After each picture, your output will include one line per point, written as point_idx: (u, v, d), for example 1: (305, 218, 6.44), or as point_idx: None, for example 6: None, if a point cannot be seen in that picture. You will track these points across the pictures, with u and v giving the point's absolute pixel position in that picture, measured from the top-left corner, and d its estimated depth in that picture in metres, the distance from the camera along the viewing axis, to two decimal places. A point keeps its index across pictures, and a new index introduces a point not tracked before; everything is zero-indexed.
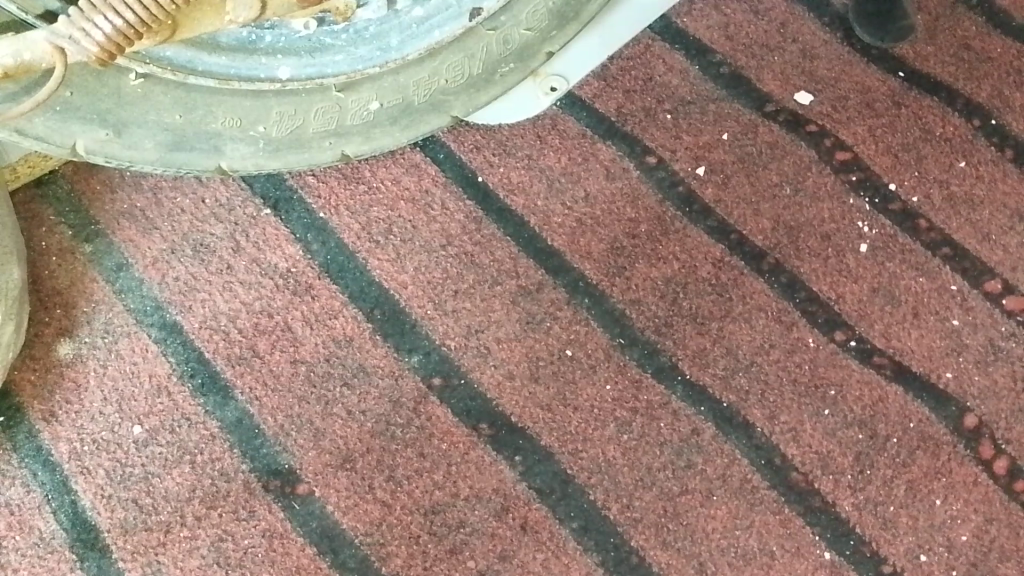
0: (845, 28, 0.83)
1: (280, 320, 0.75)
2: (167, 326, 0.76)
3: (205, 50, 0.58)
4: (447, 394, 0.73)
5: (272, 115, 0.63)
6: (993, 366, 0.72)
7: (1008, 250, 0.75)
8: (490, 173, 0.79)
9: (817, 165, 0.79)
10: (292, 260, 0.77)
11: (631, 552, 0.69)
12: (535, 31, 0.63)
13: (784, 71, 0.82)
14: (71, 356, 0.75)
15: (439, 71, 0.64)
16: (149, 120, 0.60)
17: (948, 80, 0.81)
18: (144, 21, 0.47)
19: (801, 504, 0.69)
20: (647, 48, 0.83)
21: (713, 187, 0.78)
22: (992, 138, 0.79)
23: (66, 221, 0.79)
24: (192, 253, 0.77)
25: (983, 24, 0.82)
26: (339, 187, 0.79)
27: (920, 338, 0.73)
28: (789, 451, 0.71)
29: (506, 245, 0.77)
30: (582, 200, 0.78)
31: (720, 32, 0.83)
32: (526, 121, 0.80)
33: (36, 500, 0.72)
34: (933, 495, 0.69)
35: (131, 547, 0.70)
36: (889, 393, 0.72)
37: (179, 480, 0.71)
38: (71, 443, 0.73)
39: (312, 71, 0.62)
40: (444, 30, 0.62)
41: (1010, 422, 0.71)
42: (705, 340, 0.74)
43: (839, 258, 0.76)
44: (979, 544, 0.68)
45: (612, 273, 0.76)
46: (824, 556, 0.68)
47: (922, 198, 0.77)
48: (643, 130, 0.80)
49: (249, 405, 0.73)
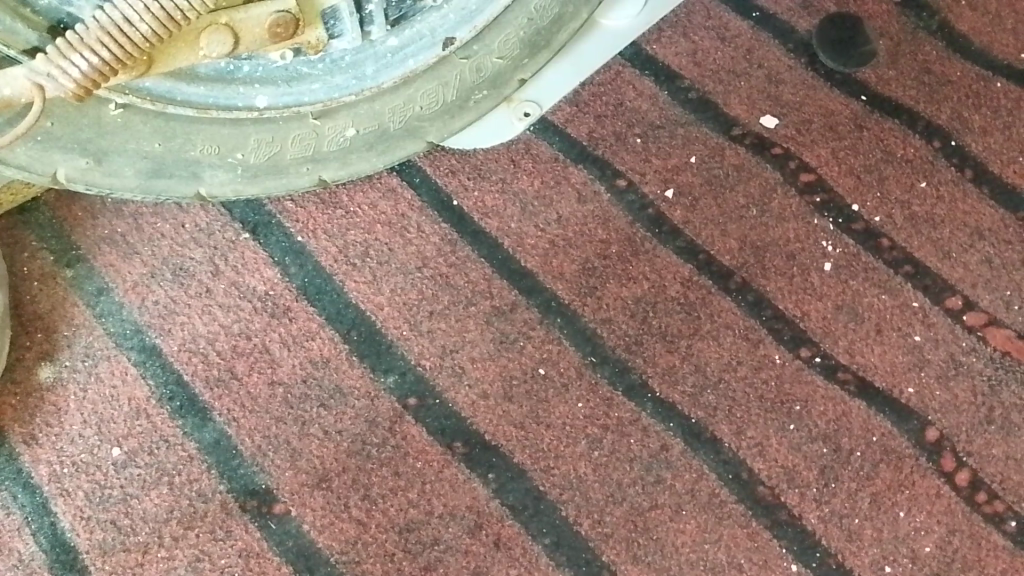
0: (808, 54, 0.86)
1: (258, 341, 0.77)
2: (147, 349, 0.77)
3: (184, 80, 0.59)
4: (422, 414, 0.74)
5: (250, 142, 0.64)
6: (954, 381, 0.74)
7: (968, 268, 0.78)
8: (464, 197, 0.82)
9: (782, 187, 0.81)
10: (270, 283, 0.79)
11: (603, 567, 0.70)
12: (507, 59, 0.67)
13: (750, 96, 0.84)
14: (52, 379, 0.76)
15: (413, 99, 0.66)
16: (129, 148, 0.61)
17: (909, 103, 0.83)
18: (120, 58, 0.50)
19: (768, 517, 0.71)
20: (618, 74, 0.86)
21: (681, 209, 0.80)
22: (952, 159, 0.81)
23: (48, 247, 0.80)
24: (171, 276, 0.79)
25: (943, 48, 0.85)
26: (317, 212, 0.81)
27: (883, 354, 0.75)
28: (755, 465, 0.72)
29: (480, 266, 0.79)
30: (554, 222, 0.80)
31: (688, 58, 0.86)
32: (500, 146, 0.83)
33: (16, 521, 0.72)
34: (897, 508, 0.71)
35: (110, 567, 0.71)
36: (853, 409, 0.74)
37: (157, 501, 0.72)
38: (52, 465, 0.74)
39: (289, 100, 0.63)
40: (419, 59, 0.64)
41: (970, 435, 0.73)
42: (674, 358, 0.75)
43: (803, 277, 0.78)
44: (942, 554, 0.70)
45: (584, 293, 0.78)
46: (791, 568, 0.70)
47: (885, 218, 0.80)
48: (613, 154, 0.83)
49: (227, 426, 0.74)
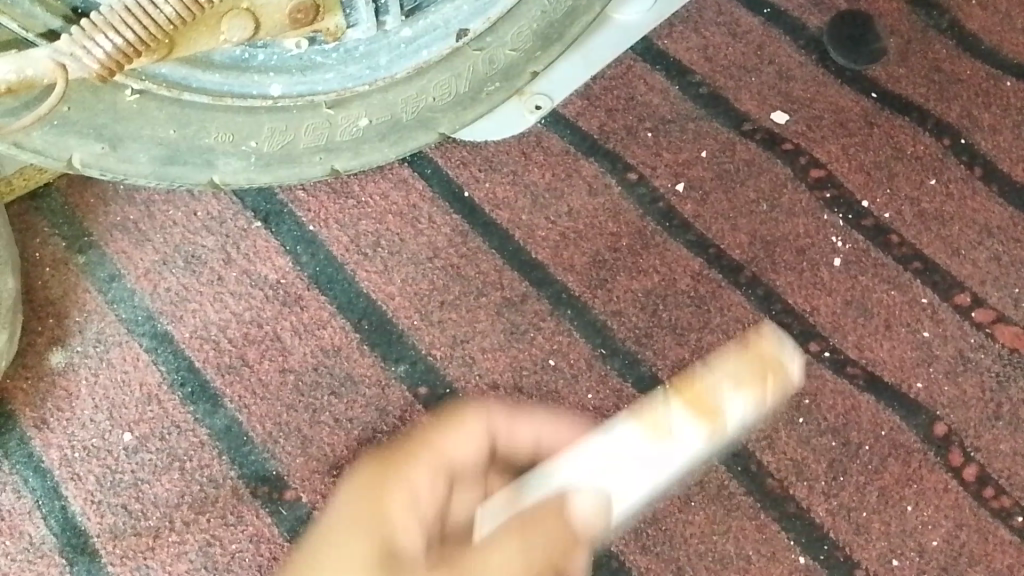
0: (819, 51, 0.86)
1: (269, 329, 0.77)
2: (158, 335, 0.77)
3: (199, 67, 0.60)
4: (432, 403, 0.74)
5: (264, 131, 0.65)
6: (962, 376, 0.75)
7: (977, 265, 0.78)
8: (476, 188, 0.82)
9: (792, 182, 0.81)
10: (282, 272, 0.79)
11: (612, 557, 0.70)
12: (521, 51, 0.67)
13: (761, 92, 0.85)
14: (62, 364, 0.76)
15: (427, 90, 0.67)
16: (144, 134, 0.61)
17: (919, 101, 0.84)
18: (144, 40, 0.50)
19: (777, 510, 0.71)
20: (629, 69, 0.86)
21: (692, 203, 0.81)
22: (961, 157, 0.82)
23: (60, 233, 0.81)
24: (183, 264, 0.79)
25: (953, 46, 0.86)
26: (329, 202, 0.81)
27: (891, 350, 0.76)
28: (764, 458, 0.73)
29: (490, 258, 0.79)
30: (566, 215, 0.80)
31: (699, 54, 0.86)
32: (512, 138, 0.83)
33: (26, 505, 0.73)
34: (905, 502, 0.71)
35: (120, 552, 0.71)
36: (862, 403, 0.74)
37: (167, 486, 0.73)
38: (63, 450, 0.74)
39: (303, 88, 0.64)
40: (432, 50, 0.64)
41: (978, 431, 0.73)
42: (684, 351, 0.76)
43: (813, 272, 0.78)
44: (950, 549, 0.70)
45: (594, 285, 0.78)
46: (799, 560, 0.70)
47: (894, 215, 0.80)
48: (625, 147, 0.83)
49: (238, 413, 0.74)
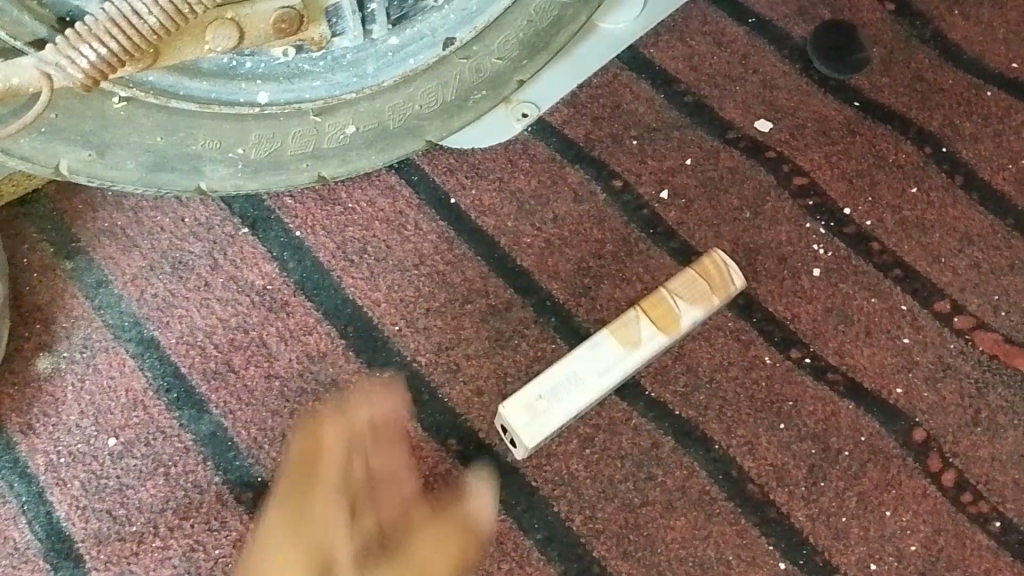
0: (803, 60, 0.87)
1: (255, 335, 0.78)
2: (145, 341, 0.77)
3: (187, 75, 0.61)
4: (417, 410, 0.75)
5: (251, 138, 0.65)
6: (942, 382, 0.76)
7: (957, 272, 0.79)
8: (462, 196, 0.82)
9: (775, 190, 0.82)
10: (268, 278, 0.79)
11: (593, 562, 0.71)
12: (507, 60, 0.68)
13: (745, 101, 0.86)
14: (49, 369, 0.77)
15: (414, 98, 0.67)
16: (132, 141, 0.62)
17: (901, 110, 0.85)
18: (128, 51, 0.50)
19: (757, 515, 0.72)
20: (615, 77, 0.87)
21: (676, 210, 0.82)
22: (942, 165, 0.83)
23: (47, 238, 0.81)
24: (170, 270, 0.80)
25: (936, 56, 0.87)
26: (316, 209, 0.82)
27: (872, 356, 0.76)
28: (745, 464, 0.73)
29: (476, 264, 0.80)
30: (551, 222, 0.81)
31: (684, 63, 0.87)
32: (498, 146, 0.84)
33: (11, 510, 0.73)
34: (884, 507, 0.72)
35: (104, 557, 0.71)
36: (841, 409, 0.75)
37: (152, 492, 0.73)
38: (48, 455, 0.74)
39: (289, 96, 0.64)
40: (419, 58, 0.65)
41: (957, 437, 0.74)
42: (666, 358, 0.77)
43: (794, 280, 0.79)
44: (928, 553, 0.71)
45: (578, 293, 0.79)
46: (779, 565, 0.71)
47: (876, 222, 0.81)
48: (610, 155, 0.84)
49: (223, 419, 0.75)
